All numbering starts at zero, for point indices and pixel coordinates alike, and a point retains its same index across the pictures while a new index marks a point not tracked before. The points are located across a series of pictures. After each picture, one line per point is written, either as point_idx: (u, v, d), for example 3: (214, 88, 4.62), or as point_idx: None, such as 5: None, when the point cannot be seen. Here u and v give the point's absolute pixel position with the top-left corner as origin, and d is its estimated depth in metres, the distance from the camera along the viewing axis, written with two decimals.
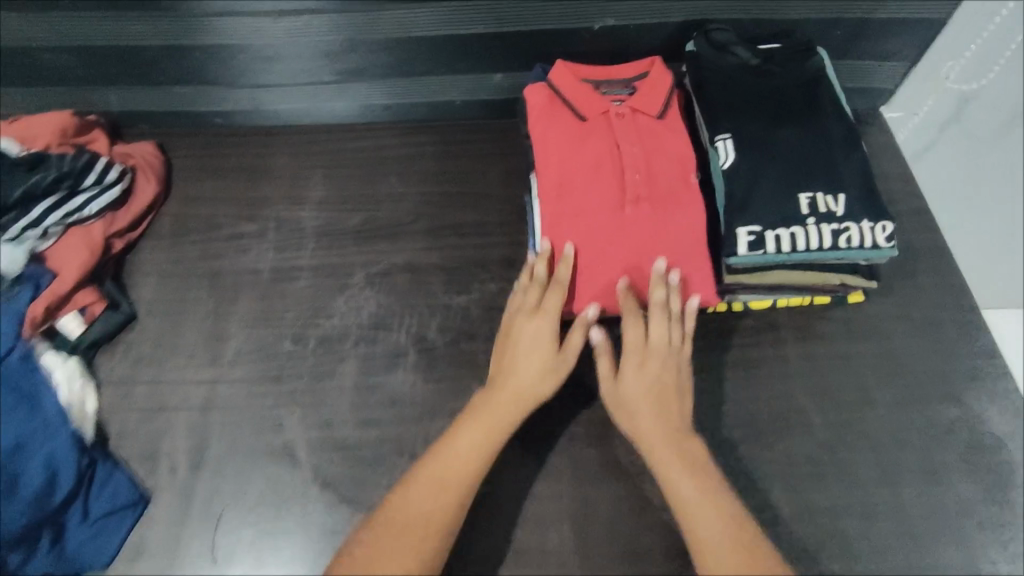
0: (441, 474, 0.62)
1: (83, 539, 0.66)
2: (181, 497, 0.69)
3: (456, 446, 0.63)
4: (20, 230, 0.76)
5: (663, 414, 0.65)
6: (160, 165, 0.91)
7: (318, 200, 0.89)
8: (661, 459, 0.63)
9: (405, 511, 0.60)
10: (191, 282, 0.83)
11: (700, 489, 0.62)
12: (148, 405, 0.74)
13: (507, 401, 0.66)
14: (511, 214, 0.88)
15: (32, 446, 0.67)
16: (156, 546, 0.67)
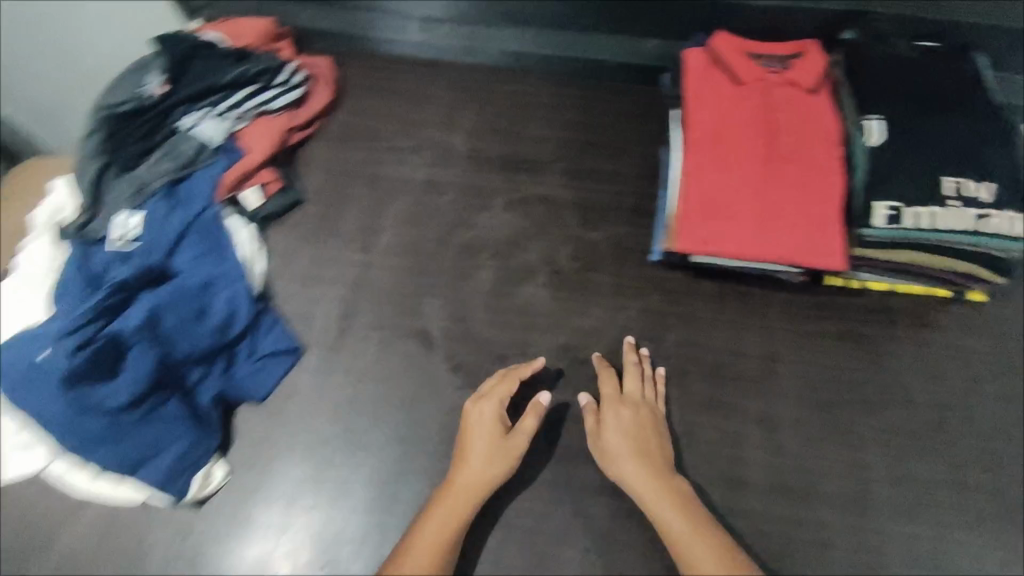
0: (439, 523, 0.64)
1: (247, 371, 0.75)
2: (328, 354, 0.78)
3: (431, 506, 0.65)
4: (224, 110, 0.89)
5: (645, 457, 0.68)
6: (335, 79, 1.02)
7: (469, 130, 0.98)
8: (649, 496, 0.66)
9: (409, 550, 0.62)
10: (353, 181, 0.93)
11: (685, 517, 0.65)
12: (307, 274, 0.84)
13: (464, 481, 0.66)
14: (644, 168, 0.94)
15: (218, 284, 0.77)
16: (304, 389, 0.76)
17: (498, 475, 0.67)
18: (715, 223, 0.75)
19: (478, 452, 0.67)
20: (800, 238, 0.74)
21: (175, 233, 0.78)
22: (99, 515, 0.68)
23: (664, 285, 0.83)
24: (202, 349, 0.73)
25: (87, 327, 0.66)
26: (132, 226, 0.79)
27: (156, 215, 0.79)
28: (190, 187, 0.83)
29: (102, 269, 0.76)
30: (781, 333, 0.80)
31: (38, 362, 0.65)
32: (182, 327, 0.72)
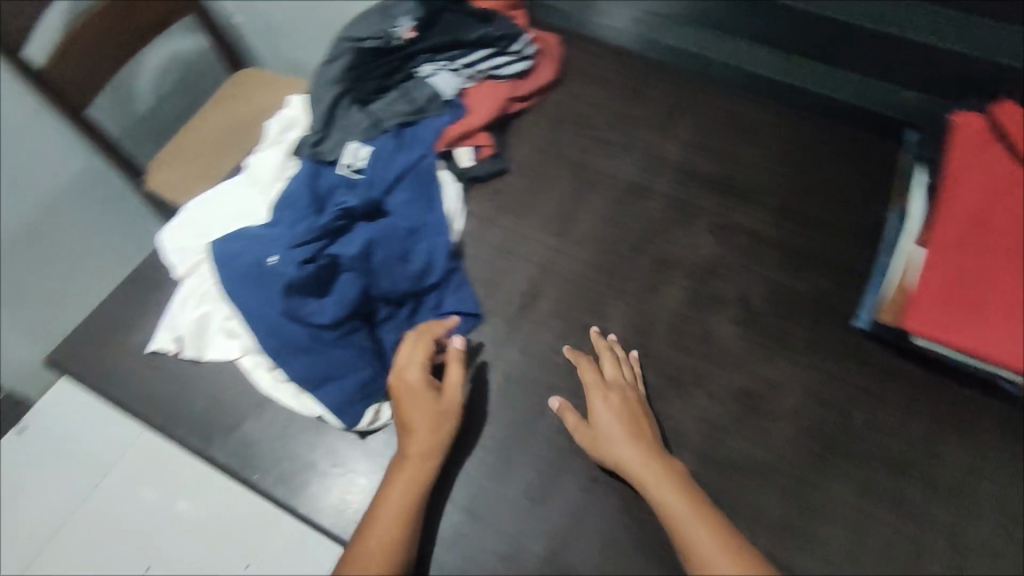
0: (404, 486, 0.65)
1: (429, 324, 0.77)
2: (504, 328, 0.78)
3: (405, 456, 0.66)
4: (459, 66, 0.92)
5: (636, 439, 0.67)
6: (560, 59, 1.02)
7: (683, 140, 0.95)
8: (643, 477, 0.64)
9: (380, 508, 0.64)
10: (559, 164, 0.92)
11: (675, 493, 0.63)
12: (498, 244, 0.84)
13: (421, 439, 0.67)
14: (866, 224, 0.86)
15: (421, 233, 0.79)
16: (475, 355, 0.77)
17: (443, 438, 0.68)
18: (958, 312, 0.69)
19: (420, 415, 0.68)
20: None
21: (395, 174, 0.82)
22: (275, 415, 0.73)
23: (864, 357, 0.76)
24: (398, 291, 0.76)
25: (312, 245, 0.73)
26: (359, 158, 0.83)
27: (382, 153, 0.83)
28: (415, 135, 0.86)
29: (327, 191, 0.81)
30: (993, 449, 0.70)
31: (268, 264, 0.72)
32: (386, 265, 0.75)
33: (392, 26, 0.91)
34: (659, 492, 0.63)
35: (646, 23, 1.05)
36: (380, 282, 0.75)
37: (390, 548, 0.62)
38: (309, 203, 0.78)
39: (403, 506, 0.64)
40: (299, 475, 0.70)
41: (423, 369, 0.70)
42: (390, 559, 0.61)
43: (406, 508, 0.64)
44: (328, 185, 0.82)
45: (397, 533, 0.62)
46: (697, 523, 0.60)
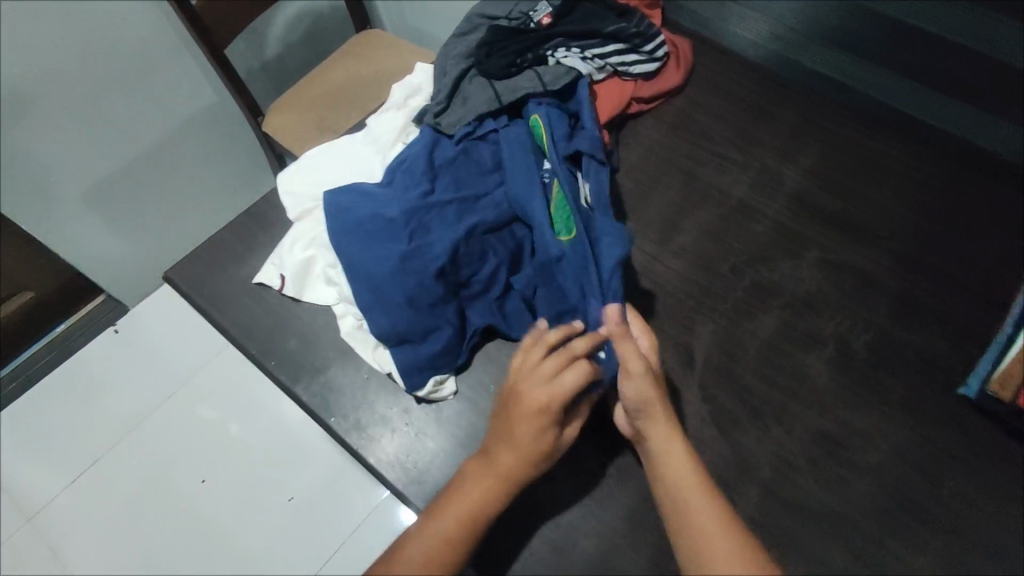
0: (497, 470, 0.62)
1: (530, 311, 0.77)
2: None
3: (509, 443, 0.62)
4: (591, 55, 0.91)
5: (665, 430, 0.62)
6: (689, 64, 1.00)
7: (805, 168, 0.91)
8: (661, 469, 0.61)
9: (469, 483, 0.63)
10: (671, 172, 0.90)
11: (690, 489, 0.59)
12: None
13: (532, 436, 0.61)
14: (993, 289, 0.80)
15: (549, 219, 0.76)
16: None
17: (551, 436, 0.62)
18: None
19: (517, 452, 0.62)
20: None
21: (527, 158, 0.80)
22: (359, 366, 0.76)
23: (964, 427, 0.72)
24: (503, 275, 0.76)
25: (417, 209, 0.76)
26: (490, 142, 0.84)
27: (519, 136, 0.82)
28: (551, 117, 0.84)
29: (452, 164, 0.81)
30: None
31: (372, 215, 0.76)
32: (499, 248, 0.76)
33: (531, 10, 0.94)
34: (664, 479, 0.60)
35: (784, 41, 1.01)
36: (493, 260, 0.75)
37: (454, 552, 0.60)
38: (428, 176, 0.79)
39: (463, 517, 0.61)
40: (372, 426, 0.73)
41: (553, 393, 0.60)
42: (448, 569, 0.60)
43: (492, 497, 0.62)
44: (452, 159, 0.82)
45: (466, 527, 0.61)
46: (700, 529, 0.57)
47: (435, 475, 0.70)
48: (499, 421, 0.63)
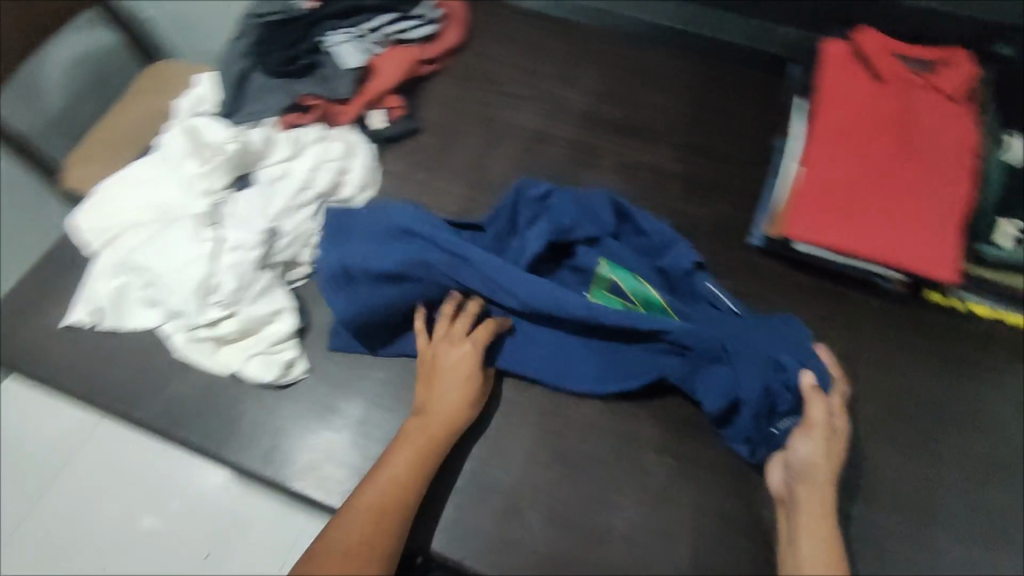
0: (413, 449, 0.64)
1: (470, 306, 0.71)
2: None
3: (421, 421, 0.66)
4: (365, 32, 0.93)
5: (463, 386, 0.68)
6: (466, 21, 1.04)
7: (587, 89, 0.98)
8: (405, 465, 0.64)
9: (383, 469, 0.64)
10: (469, 121, 0.96)
11: (455, 387, 0.67)
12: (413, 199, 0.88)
13: (445, 409, 0.67)
14: (756, 154, 0.93)
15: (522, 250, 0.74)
16: None
17: (462, 405, 0.67)
18: (828, 215, 0.75)
19: (444, 404, 0.67)
20: (919, 243, 0.73)
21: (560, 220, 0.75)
22: (200, 376, 0.74)
23: (754, 270, 0.83)
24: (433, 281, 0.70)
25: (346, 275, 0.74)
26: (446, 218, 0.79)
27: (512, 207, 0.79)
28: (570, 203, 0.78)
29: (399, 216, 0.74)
30: (867, 336, 0.79)
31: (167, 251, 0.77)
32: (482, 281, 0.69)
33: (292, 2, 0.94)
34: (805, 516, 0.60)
35: None
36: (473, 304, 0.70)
37: (397, 501, 0.62)
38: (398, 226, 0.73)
39: (403, 469, 0.63)
40: (229, 428, 0.71)
41: (463, 352, 0.68)
42: (391, 521, 0.61)
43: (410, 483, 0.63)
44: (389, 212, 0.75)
45: (382, 514, 0.61)
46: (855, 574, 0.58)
47: (304, 453, 0.70)
48: (424, 386, 0.69)
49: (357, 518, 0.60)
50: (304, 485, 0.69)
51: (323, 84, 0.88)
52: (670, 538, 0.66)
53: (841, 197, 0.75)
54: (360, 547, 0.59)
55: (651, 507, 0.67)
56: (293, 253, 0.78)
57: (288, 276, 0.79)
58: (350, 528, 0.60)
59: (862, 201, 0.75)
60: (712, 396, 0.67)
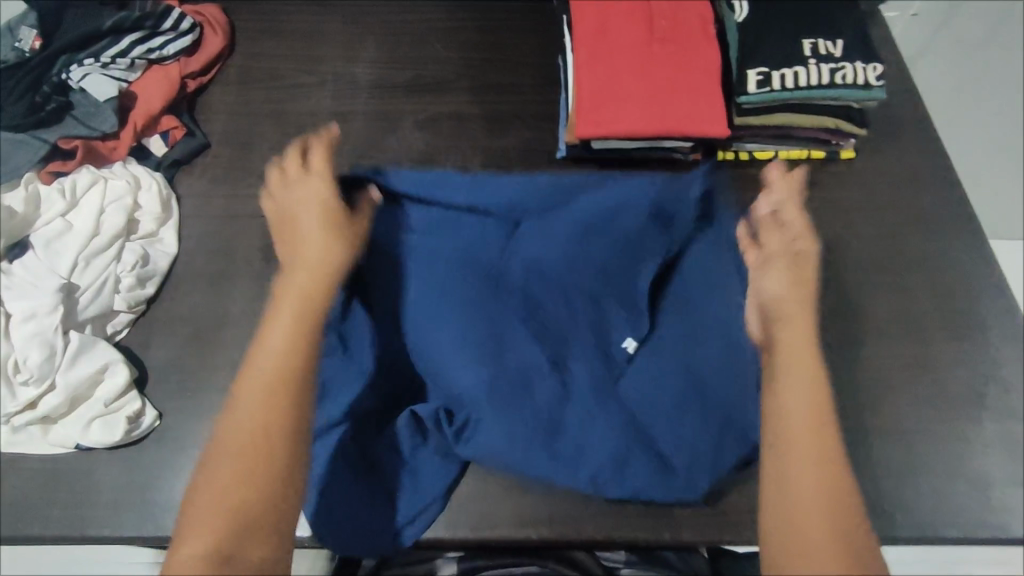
0: (283, 337, 0.57)
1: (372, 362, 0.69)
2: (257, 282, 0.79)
3: (283, 304, 0.59)
4: (110, 59, 0.85)
5: (329, 253, 0.64)
6: (227, 23, 0.98)
7: (370, 60, 0.98)
8: (266, 364, 0.55)
9: (247, 376, 0.55)
10: (258, 121, 0.92)
11: (316, 258, 0.63)
12: (222, 213, 0.84)
13: (305, 276, 0.62)
14: (543, 77, 0.97)
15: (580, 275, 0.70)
16: (237, 316, 0.76)
17: (316, 267, 0.63)
18: (606, 109, 0.80)
19: (313, 233, 0.65)
20: (685, 110, 0.80)
21: (637, 267, 0.71)
22: (37, 465, 0.67)
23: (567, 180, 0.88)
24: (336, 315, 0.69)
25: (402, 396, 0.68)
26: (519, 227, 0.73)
27: (541, 222, 0.72)
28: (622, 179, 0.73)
29: (457, 203, 0.74)
30: None
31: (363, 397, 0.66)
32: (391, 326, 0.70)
33: (15, 41, 0.82)
34: (785, 456, 0.53)
35: None
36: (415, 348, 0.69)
37: (272, 412, 0.53)
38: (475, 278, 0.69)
39: (304, 292, 0.61)
40: (87, 504, 0.65)
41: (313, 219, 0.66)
42: (286, 369, 0.55)
43: (280, 383, 0.54)
44: (432, 225, 0.74)
45: (261, 425, 0.52)
46: (840, 512, 0.50)
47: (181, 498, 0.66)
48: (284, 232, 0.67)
49: (259, 367, 0.55)
50: None
51: (81, 124, 0.81)
52: None
53: (610, 91, 0.81)
54: (262, 402, 0.53)
55: None
56: (104, 304, 0.72)
57: (107, 329, 0.73)
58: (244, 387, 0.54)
59: (628, 89, 0.81)
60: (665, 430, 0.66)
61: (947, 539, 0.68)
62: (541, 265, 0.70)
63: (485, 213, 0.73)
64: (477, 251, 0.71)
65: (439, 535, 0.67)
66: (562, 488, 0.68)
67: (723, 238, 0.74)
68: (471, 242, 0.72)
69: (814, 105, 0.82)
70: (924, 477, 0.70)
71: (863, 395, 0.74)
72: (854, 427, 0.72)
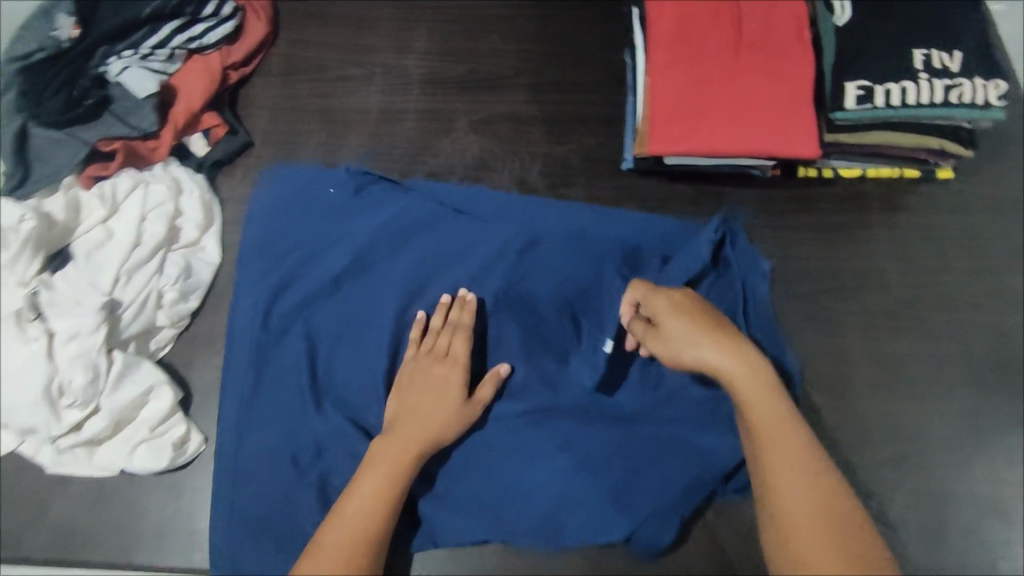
0: (390, 472, 0.58)
1: (343, 356, 0.69)
2: None
3: (398, 441, 0.60)
4: (150, 50, 0.80)
5: (444, 400, 0.64)
6: (271, 7, 0.92)
7: (422, 51, 0.91)
8: (376, 502, 0.57)
9: (353, 496, 0.57)
10: (303, 119, 0.87)
11: (429, 407, 0.63)
12: None
13: (423, 428, 0.62)
14: (609, 75, 0.90)
15: (591, 292, 0.74)
16: None
17: (438, 418, 0.62)
18: (684, 123, 0.73)
19: (435, 406, 0.63)
20: (774, 128, 0.72)
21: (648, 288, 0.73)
22: (83, 487, 0.65)
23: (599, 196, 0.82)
24: (292, 304, 0.71)
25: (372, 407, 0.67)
26: (536, 241, 0.75)
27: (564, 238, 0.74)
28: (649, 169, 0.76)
29: (479, 215, 0.76)
30: (753, 228, 0.80)
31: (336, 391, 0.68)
32: (358, 322, 0.71)
33: (53, 29, 0.76)
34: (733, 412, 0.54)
35: None
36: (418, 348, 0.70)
37: (368, 534, 0.55)
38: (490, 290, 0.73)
39: (404, 461, 0.59)
40: (133, 531, 0.64)
41: (448, 362, 0.66)
42: (380, 518, 0.56)
43: (380, 519, 0.56)
44: (438, 227, 0.75)
45: (357, 547, 0.54)
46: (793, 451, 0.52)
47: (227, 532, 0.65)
48: (411, 378, 0.65)
49: (349, 522, 0.55)
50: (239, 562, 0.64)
51: (120, 122, 0.76)
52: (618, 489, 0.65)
53: (690, 102, 0.73)
54: (350, 541, 0.54)
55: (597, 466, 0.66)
56: (148, 321, 0.69)
57: (150, 346, 0.70)
58: (332, 533, 0.54)
59: (710, 101, 0.73)
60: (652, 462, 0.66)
61: None
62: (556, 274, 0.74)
63: (512, 228, 0.75)
64: (492, 258, 0.74)
65: None
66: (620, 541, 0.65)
67: (758, 273, 0.74)
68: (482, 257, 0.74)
69: (917, 124, 0.74)
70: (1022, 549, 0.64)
71: (955, 453, 0.68)
72: (945, 489, 0.66)
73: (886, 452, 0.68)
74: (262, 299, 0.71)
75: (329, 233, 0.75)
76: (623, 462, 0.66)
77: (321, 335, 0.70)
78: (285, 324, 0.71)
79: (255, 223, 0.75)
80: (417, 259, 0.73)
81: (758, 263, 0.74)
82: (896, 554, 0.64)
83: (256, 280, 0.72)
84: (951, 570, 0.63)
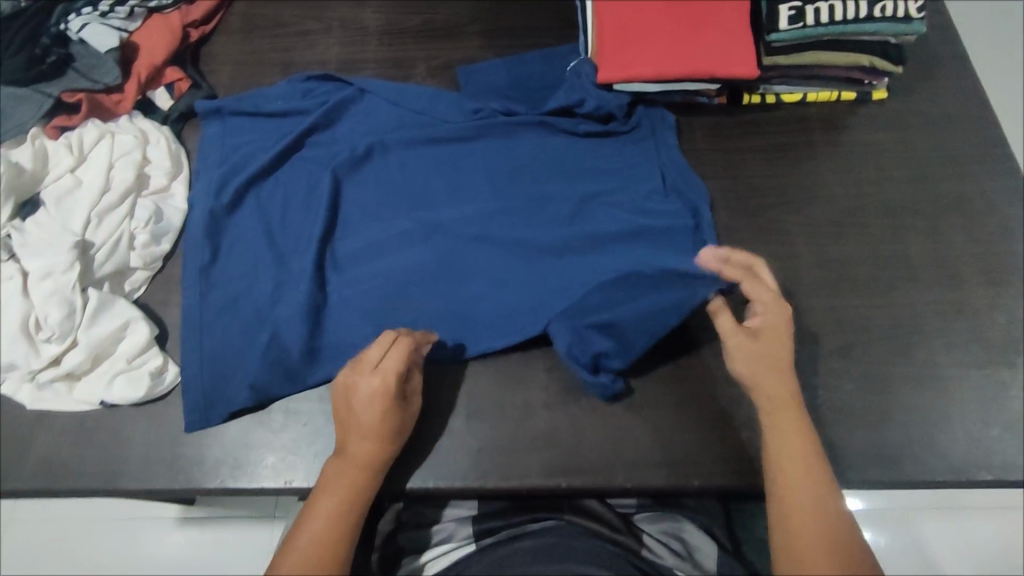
0: (332, 499, 0.60)
1: (296, 218, 0.77)
2: (264, 219, 0.77)
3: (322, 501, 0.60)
4: (109, 8, 0.81)
5: (367, 427, 0.62)
6: None
7: (378, 4, 0.94)
8: (326, 527, 0.59)
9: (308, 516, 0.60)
10: (265, 73, 0.89)
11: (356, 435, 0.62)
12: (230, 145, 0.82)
13: (360, 445, 0.62)
14: (560, 18, 0.93)
15: (515, 164, 0.80)
16: (244, 229, 0.76)
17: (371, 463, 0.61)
18: (631, 51, 0.77)
19: (361, 423, 0.62)
20: (716, 50, 0.76)
21: (567, 151, 0.81)
22: (63, 423, 0.67)
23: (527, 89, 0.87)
24: (240, 184, 0.77)
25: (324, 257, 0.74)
26: (471, 116, 0.83)
27: (489, 123, 0.81)
28: (573, 89, 0.80)
29: (413, 105, 0.83)
30: (703, 152, 0.83)
31: (290, 256, 0.75)
32: (302, 201, 0.78)
33: None
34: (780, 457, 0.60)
35: None
36: (358, 219, 0.77)
37: (328, 551, 0.58)
38: (424, 160, 0.80)
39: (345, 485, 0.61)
40: (117, 459, 0.66)
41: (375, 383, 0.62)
42: (337, 534, 0.59)
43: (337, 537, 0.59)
44: (373, 116, 0.83)
45: (316, 566, 0.57)
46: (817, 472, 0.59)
47: (211, 453, 0.67)
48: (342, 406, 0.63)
49: (304, 541, 0.58)
50: (222, 480, 0.66)
51: (84, 77, 0.78)
52: (583, 389, 0.69)
53: (635, 31, 0.77)
54: (308, 566, 0.57)
55: (561, 370, 0.70)
56: (121, 261, 0.71)
57: (125, 288, 0.72)
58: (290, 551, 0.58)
59: (655, 29, 0.77)
60: (595, 274, 0.73)
61: (981, 482, 0.67)
62: (482, 151, 0.81)
63: (442, 119, 0.83)
64: (425, 143, 0.81)
65: (467, 483, 0.66)
66: (587, 438, 0.67)
67: (664, 123, 0.82)
68: (413, 145, 0.81)
69: (848, 42, 0.79)
70: (959, 422, 0.69)
71: (896, 342, 0.72)
72: (888, 375, 0.71)
73: (833, 344, 0.72)
74: (215, 179, 0.77)
75: (281, 126, 0.83)
76: (553, 276, 0.73)
77: (271, 212, 0.77)
78: (235, 199, 0.77)
79: (213, 119, 0.83)
80: (363, 134, 0.82)
81: (665, 116, 0.82)
82: (845, 436, 0.68)
83: (211, 167, 0.79)
84: (895, 444, 0.68)
